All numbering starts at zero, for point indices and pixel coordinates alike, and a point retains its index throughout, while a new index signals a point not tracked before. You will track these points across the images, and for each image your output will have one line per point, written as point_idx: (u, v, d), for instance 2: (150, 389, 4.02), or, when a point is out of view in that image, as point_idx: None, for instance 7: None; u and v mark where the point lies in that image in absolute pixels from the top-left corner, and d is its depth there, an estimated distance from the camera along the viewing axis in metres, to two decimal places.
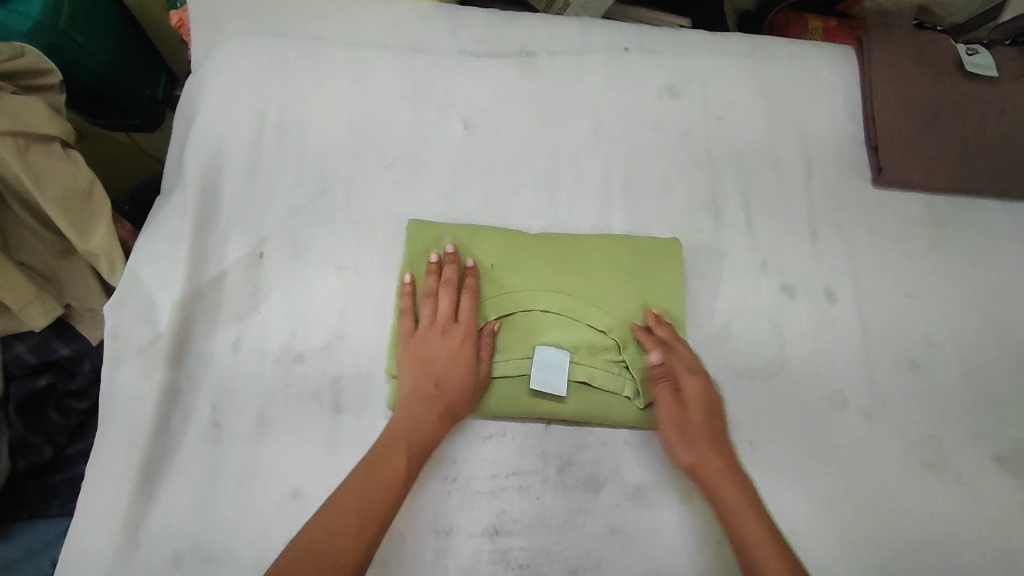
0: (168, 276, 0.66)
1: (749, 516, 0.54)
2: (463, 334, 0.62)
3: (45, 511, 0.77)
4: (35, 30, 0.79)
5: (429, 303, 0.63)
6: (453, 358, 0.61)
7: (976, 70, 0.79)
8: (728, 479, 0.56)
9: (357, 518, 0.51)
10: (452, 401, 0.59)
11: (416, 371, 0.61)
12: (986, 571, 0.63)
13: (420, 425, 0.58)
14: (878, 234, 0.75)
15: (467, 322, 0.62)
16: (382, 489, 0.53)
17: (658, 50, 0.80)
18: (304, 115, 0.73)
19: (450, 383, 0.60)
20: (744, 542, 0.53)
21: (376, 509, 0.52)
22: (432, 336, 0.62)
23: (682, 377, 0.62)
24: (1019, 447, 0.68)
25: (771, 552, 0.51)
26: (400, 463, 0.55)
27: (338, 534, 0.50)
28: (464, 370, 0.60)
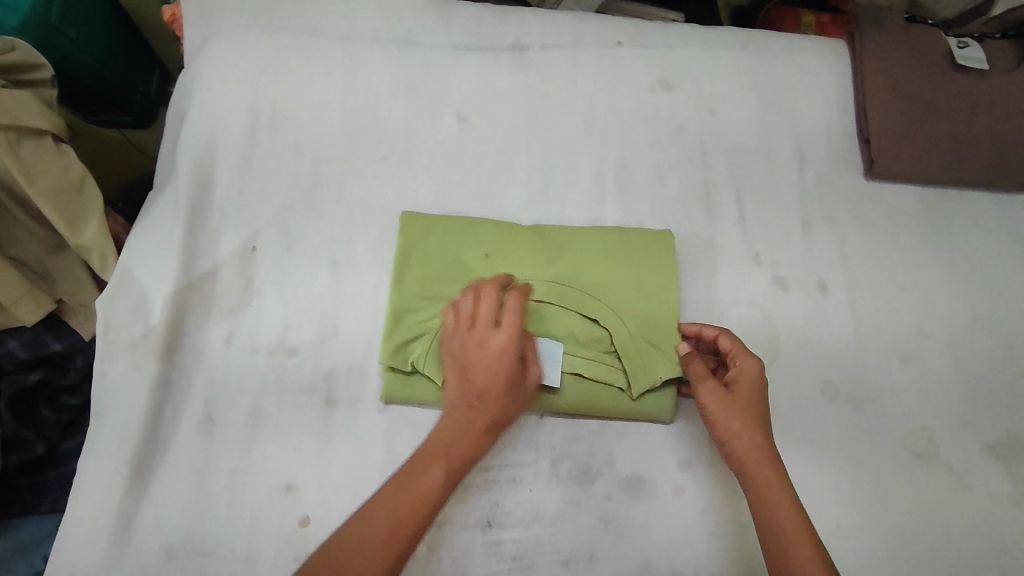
0: (160, 270, 0.66)
1: (784, 499, 0.51)
2: (507, 337, 0.55)
3: (37, 507, 0.76)
4: (26, 24, 0.78)
5: (469, 299, 0.57)
6: (495, 364, 0.54)
7: (967, 63, 0.79)
8: (771, 462, 0.53)
9: (390, 532, 0.47)
10: (495, 410, 0.54)
11: (457, 377, 0.55)
12: (977, 560, 0.63)
13: (461, 436, 0.53)
14: (870, 227, 0.76)
15: (512, 324, 0.55)
16: (416, 504, 0.49)
17: (650, 44, 0.80)
18: (297, 109, 0.73)
19: (493, 392, 0.54)
20: (777, 527, 0.50)
21: (409, 523, 0.48)
22: (472, 338, 0.55)
23: (739, 360, 0.59)
24: (1009, 437, 0.68)
25: (801, 536, 0.49)
26: (436, 475, 0.51)
27: (367, 546, 0.46)
28: (508, 377, 0.55)
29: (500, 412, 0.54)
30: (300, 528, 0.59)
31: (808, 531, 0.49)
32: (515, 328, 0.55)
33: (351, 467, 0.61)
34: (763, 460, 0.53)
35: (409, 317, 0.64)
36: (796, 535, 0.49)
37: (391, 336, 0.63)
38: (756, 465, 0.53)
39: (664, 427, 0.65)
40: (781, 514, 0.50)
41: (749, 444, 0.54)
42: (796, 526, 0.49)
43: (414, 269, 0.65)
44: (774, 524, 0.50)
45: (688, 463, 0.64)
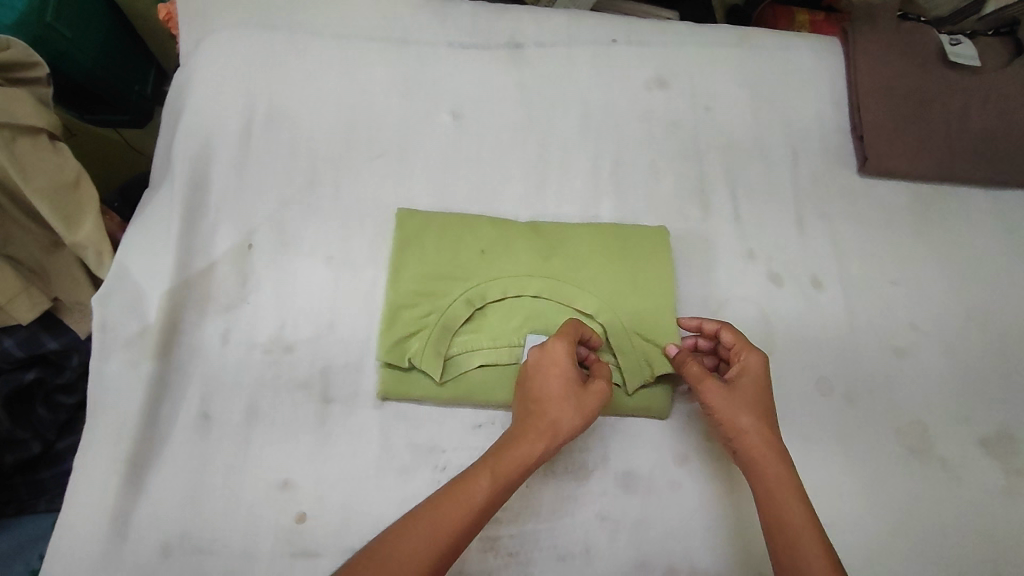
0: (156, 268, 0.66)
1: (790, 492, 0.52)
2: (558, 344, 0.57)
3: (34, 507, 0.77)
4: (21, 23, 0.78)
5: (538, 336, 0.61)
6: (548, 368, 0.56)
7: (960, 60, 0.80)
8: (779, 459, 0.54)
9: (432, 528, 0.46)
10: (550, 412, 0.53)
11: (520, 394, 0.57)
12: (971, 553, 0.64)
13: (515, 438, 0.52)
14: (863, 223, 0.76)
15: (566, 335, 0.58)
16: (462, 501, 0.48)
17: (645, 42, 0.81)
18: (293, 107, 0.73)
19: (548, 395, 0.54)
20: (786, 523, 0.50)
21: (453, 518, 0.47)
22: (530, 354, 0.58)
23: (744, 354, 0.59)
24: (1002, 431, 0.69)
25: (809, 529, 0.50)
26: (486, 474, 0.50)
27: (406, 541, 0.46)
28: (562, 380, 0.55)
29: (555, 414, 0.53)
30: (297, 525, 0.59)
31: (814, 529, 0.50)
32: (568, 338, 0.58)
33: (347, 464, 0.61)
34: (770, 457, 0.54)
35: (405, 313, 0.63)
36: (803, 533, 0.50)
37: (387, 332, 0.63)
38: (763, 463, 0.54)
39: (660, 422, 0.65)
40: (788, 512, 0.51)
41: (756, 440, 0.55)
42: (802, 524, 0.50)
43: (410, 265, 0.65)
44: (780, 522, 0.51)
45: (684, 459, 0.64)
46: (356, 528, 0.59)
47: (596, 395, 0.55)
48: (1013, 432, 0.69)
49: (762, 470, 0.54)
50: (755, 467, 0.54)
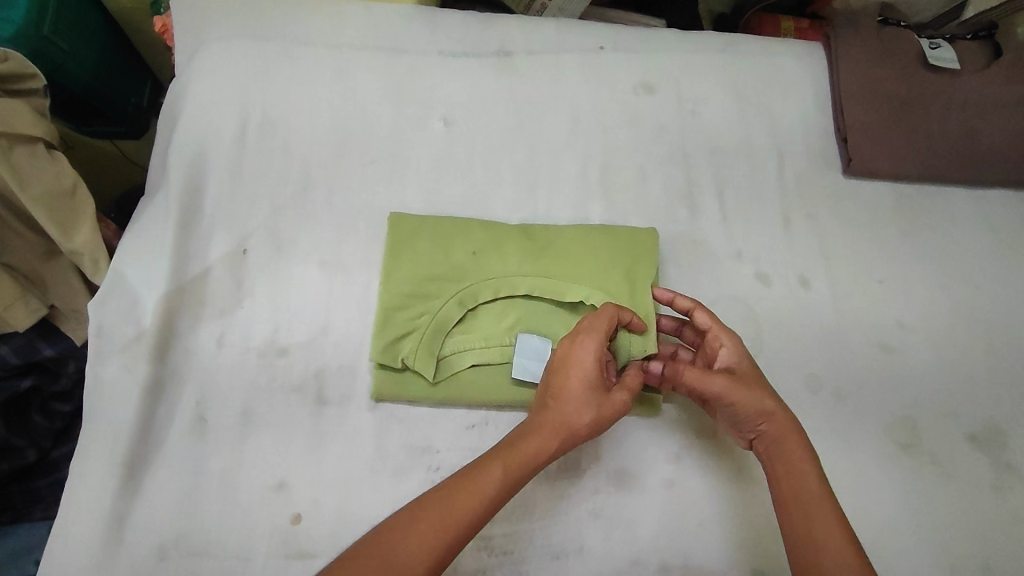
0: (150, 273, 0.67)
1: (810, 469, 0.54)
2: (589, 342, 0.55)
3: (30, 515, 0.78)
4: (19, 35, 0.80)
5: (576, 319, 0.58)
6: (575, 368, 0.54)
7: (940, 63, 0.82)
8: (795, 434, 0.55)
9: (437, 515, 0.48)
10: (566, 413, 0.53)
11: (543, 385, 0.56)
12: (957, 547, 0.64)
13: (529, 433, 0.53)
14: (849, 223, 0.78)
15: (602, 329, 0.56)
16: (470, 494, 0.49)
17: (633, 49, 0.82)
18: (287, 115, 0.74)
19: (570, 394, 0.53)
20: (806, 495, 0.52)
21: (456, 511, 0.48)
22: (560, 345, 0.57)
23: (727, 334, 0.60)
24: (989, 425, 0.70)
25: (829, 503, 0.52)
26: (496, 469, 0.50)
27: (415, 528, 0.47)
28: (584, 384, 0.53)
29: (570, 415, 0.53)
30: (292, 526, 0.60)
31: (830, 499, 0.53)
32: (600, 335, 0.55)
33: (342, 465, 0.62)
34: (788, 436, 0.55)
35: (400, 314, 0.64)
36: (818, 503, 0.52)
37: (381, 333, 0.63)
38: (784, 436, 0.56)
39: (651, 421, 0.66)
40: (806, 486, 0.53)
41: (776, 414, 0.56)
42: (822, 497, 0.52)
43: (403, 267, 0.66)
44: (800, 496, 0.52)
45: (676, 457, 0.65)
46: (352, 529, 0.60)
47: (616, 402, 0.54)
48: (1000, 427, 0.70)
49: (785, 451, 0.55)
50: (779, 449, 0.55)
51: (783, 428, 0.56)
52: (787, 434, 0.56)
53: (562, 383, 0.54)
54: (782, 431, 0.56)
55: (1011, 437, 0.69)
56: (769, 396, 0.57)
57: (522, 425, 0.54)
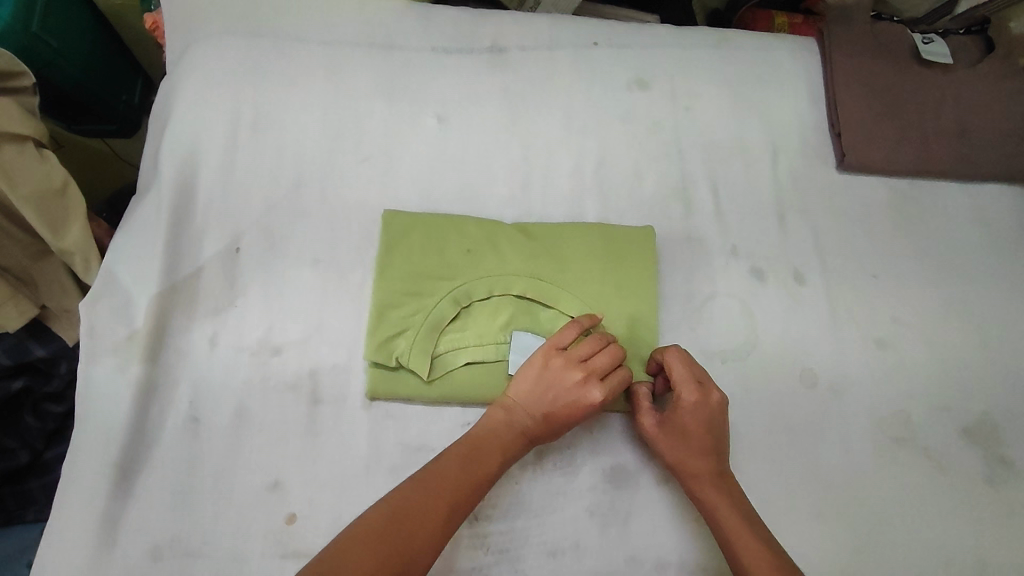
0: (142, 273, 0.66)
1: (729, 506, 0.56)
2: (599, 396, 0.59)
3: (22, 517, 0.77)
4: (7, 32, 0.79)
5: (601, 359, 0.60)
6: (574, 407, 0.59)
7: (931, 58, 0.82)
8: (708, 479, 0.58)
9: (446, 508, 0.52)
10: (542, 438, 0.59)
11: (537, 391, 0.59)
12: (951, 542, 0.65)
13: (509, 441, 0.58)
14: (844, 218, 0.78)
15: (612, 389, 0.60)
16: (468, 489, 0.54)
17: (626, 45, 0.82)
18: (279, 114, 0.74)
19: (555, 426, 0.59)
20: (724, 530, 0.55)
21: (459, 505, 0.53)
22: (573, 374, 0.59)
23: (684, 388, 0.60)
24: (982, 419, 0.70)
25: (746, 539, 0.54)
26: (490, 468, 0.56)
27: (427, 521, 0.51)
28: (570, 423, 0.60)
29: (547, 435, 0.60)
30: (287, 526, 0.59)
31: (760, 539, 0.54)
32: (610, 394, 0.60)
33: (337, 464, 0.61)
34: (705, 479, 0.58)
35: (394, 313, 0.64)
36: (745, 542, 0.54)
37: (376, 331, 0.63)
38: (695, 480, 0.59)
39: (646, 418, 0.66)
40: (723, 521, 0.56)
41: (688, 464, 0.59)
42: (740, 531, 0.55)
43: (396, 266, 0.66)
44: (719, 531, 0.56)
45: None
46: None
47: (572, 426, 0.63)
48: (994, 421, 0.70)
49: (704, 492, 0.58)
50: (698, 488, 0.58)
51: (691, 480, 0.59)
52: (708, 483, 0.58)
53: (558, 414, 0.59)
54: (697, 475, 0.59)
55: (1004, 431, 0.70)
56: (684, 453, 0.59)
57: (506, 426, 0.58)
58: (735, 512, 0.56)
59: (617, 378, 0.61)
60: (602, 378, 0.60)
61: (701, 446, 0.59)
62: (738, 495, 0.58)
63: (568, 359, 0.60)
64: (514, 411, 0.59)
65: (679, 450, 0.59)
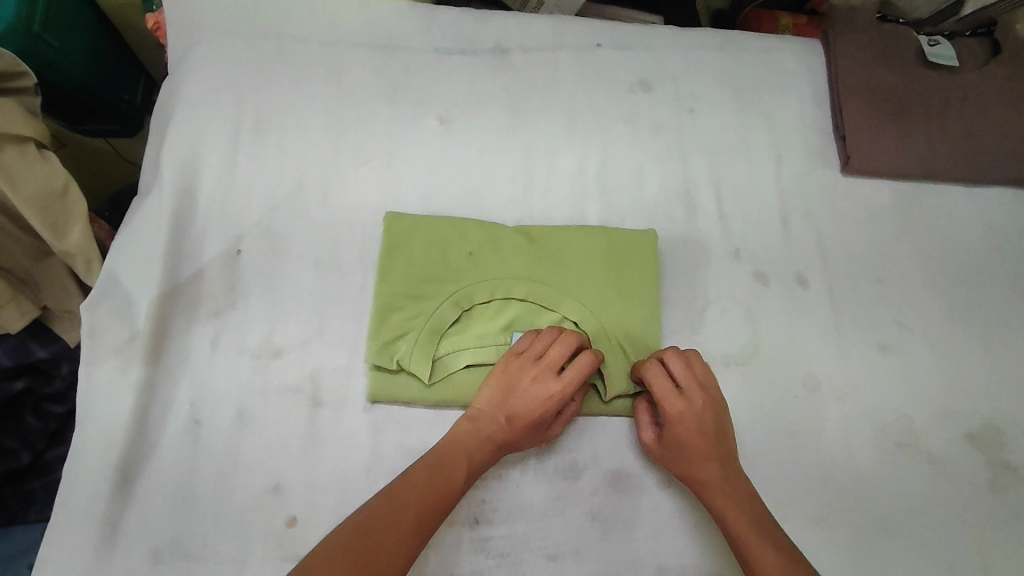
0: (144, 275, 0.66)
1: (741, 511, 0.56)
2: (558, 388, 0.59)
3: (24, 516, 0.77)
4: (10, 33, 0.79)
5: (556, 351, 0.60)
6: (536, 404, 0.58)
7: (938, 60, 0.81)
8: (718, 486, 0.57)
9: (415, 519, 0.52)
10: (512, 441, 0.59)
11: (498, 395, 0.60)
12: (955, 548, 0.64)
13: (476, 447, 0.57)
14: (848, 221, 0.77)
15: (571, 379, 0.59)
16: (435, 495, 0.53)
17: (630, 46, 0.82)
18: (281, 115, 0.73)
19: (521, 426, 0.59)
20: (738, 537, 0.55)
21: (428, 516, 0.52)
22: (530, 371, 0.60)
23: (668, 400, 0.59)
24: (987, 424, 0.70)
25: (760, 544, 0.53)
26: (458, 476, 0.56)
27: (394, 534, 0.50)
28: (537, 421, 0.59)
29: (515, 438, 0.59)
30: (288, 529, 0.59)
31: (772, 544, 0.53)
32: (570, 386, 0.59)
33: (337, 468, 0.61)
34: (713, 485, 0.58)
35: (395, 316, 0.64)
36: (758, 549, 0.53)
37: (377, 334, 0.63)
38: (705, 489, 0.58)
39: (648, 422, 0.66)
40: (736, 528, 0.55)
41: (695, 472, 0.58)
42: (753, 536, 0.54)
43: (397, 267, 0.66)
44: (733, 538, 0.55)
45: None
46: None
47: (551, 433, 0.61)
48: (998, 426, 0.70)
49: (714, 500, 0.57)
50: (708, 496, 0.58)
51: (700, 488, 0.58)
52: (715, 488, 0.58)
53: (521, 413, 0.58)
54: (706, 482, 0.58)
55: (1009, 437, 0.69)
56: (688, 463, 0.59)
57: (473, 432, 0.58)
58: (743, 516, 0.56)
59: (576, 368, 0.60)
60: (561, 372, 0.60)
61: (703, 451, 0.58)
62: (749, 497, 0.57)
63: (524, 357, 0.61)
64: (480, 417, 0.59)
65: (682, 462, 0.59)
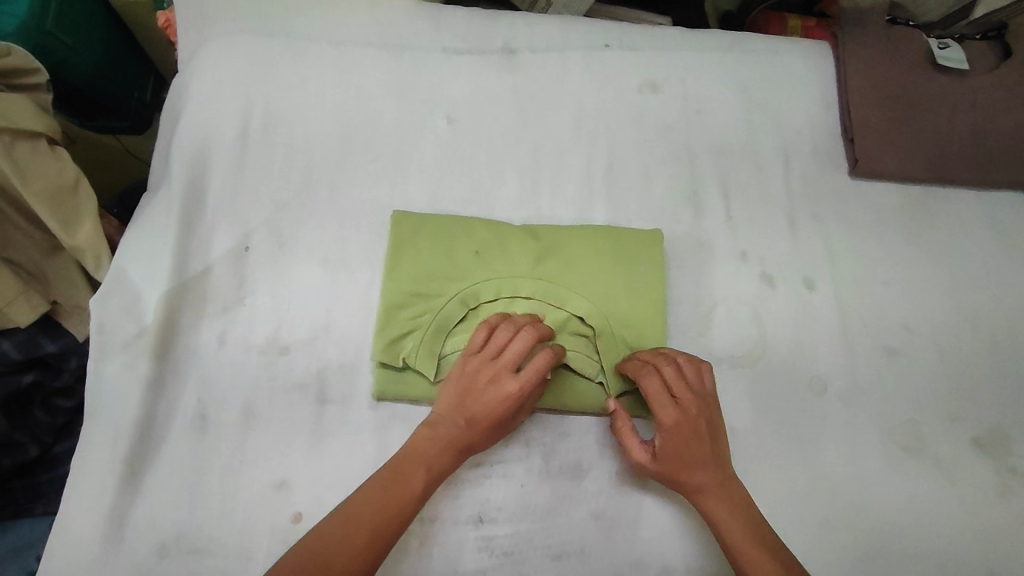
0: (153, 271, 0.66)
1: (735, 516, 0.56)
2: (515, 386, 0.58)
3: (31, 510, 0.77)
4: (22, 29, 0.79)
5: (512, 348, 0.59)
6: (493, 403, 0.58)
7: (947, 63, 0.81)
8: (713, 492, 0.57)
9: (369, 532, 0.51)
10: (472, 443, 0.58)
11: (456, 397, 0.59)
12: (961, 553, 0.64)
13: (434, 452, 0.57)
14: (856, 224, 0.77)
15: (528, 376, 0.58)
16: (391, 506, 0.53)
17: (638, 47, 0.82)
18: (290, 113, 0.74)
19: (480, 427, 0.58)
20: (732, 542, 0.55)
21: (385, 526, 0.52)
22: (486, 371, 0.59)
23: (663, 406, 0.58)
24: (994, 429, 0.69)
25: (754, 550, 0.54)
26: (415, 483, 0.55)
27: (350, 547, 0.50)
28: (496, 421, 0.58)
29: (476, 440, 0.58)
30: (293, 525, 0.59)
31: (767, 550, 0.54)
32: (526, 383, 0.58)
33: (343, 465, 0.62)
34: (708, 491, 0.57)
35: (402, 313, 0.64)
36: (752, 555, 0.53)
37: (383, 332, 0.63)
38: (700, 494, 0.58)
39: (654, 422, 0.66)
40: (731, 533, 0.55)
41: (689, 479, 0.58)
42: (748, 542, 0.54)
43: (404, 267, 0.66)
44: (727, 544, 0.55)
45: None
46: None
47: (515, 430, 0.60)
48: (1006, 431, 0.69)
49: (709, 505, 0.57)
50: (702, 502, 0.57)
51: (694, 493, 0.58)
52: (710, 495, 0.57)
53: (478, 414, 0.58)
54: (701, 487, 0.58)
55: (1016, 442, 0.69)
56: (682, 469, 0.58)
57: (430, 437, 0.58)
58: (738, 521, 0.56)
59: (534, 364, 0.59)
60: (518, 369, 0.59)
61: (699, 457, 0.58)
62: (743, 503, 0.57)
63: (480, 357, 0.60)
64: (438, 420, 0.58)
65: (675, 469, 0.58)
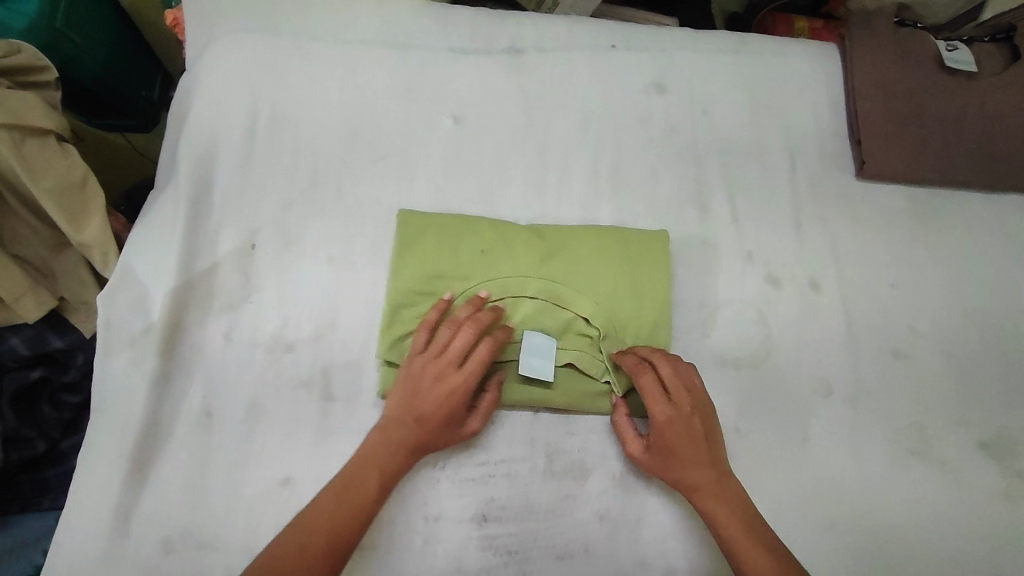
0: (160, 268, 0.67)
1: (730, 513, 0.56)
2: (459, 380, 0.59)
3: (38, 504, 0.77)
4: (33, 27, 0.79)
5: (454, 343, 0.60)
6: (439, 400, 0.59)
7: (955, 65, 0.80)
8: (709, 488, 0.58)
9: (324, 537, 0.52)
10: (425, 441, 0.59)
11: (403, 398, 0.60)
12: (966, 556, 0.64)
13: (386, 453, 0.58)
14: (862, 226, 0.77)
15: (473, 369, 0.59)
16: (347, 511, 0.54)
17: (644, 48, 0.82)
18: (296, 112, 0.74)
19: (430, 425, 0.59)
20: (727, 539, 0.55)
21: (343, 531, 0.53)
22: (429, 369, 0.59)
23: (656, 405, 0.58)
24: (1001, 432, 0.69)
25: (750, 547, 0.54)
26: (370, 486, 0.56)
27: (307, 553, 0.51)
28: (445, 417, 0.59)
29: (428, 438, 0.59)
30: None
31: (763, 546, 0.54)
32: (469, 376, 0.59)
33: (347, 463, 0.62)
34: (704, 488, 0.58)
35: (407, 312, 0.64)
36: (747, 551, 0.54)
37: (389, 330, 0.63)
38: (695, 491, 0.58)
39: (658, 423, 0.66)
40: (726, 530, 0.56)
41: (685, 476, 0.58)
42: (743, 538, 0.55)
43: (410, 264, 0.66)
44: (723, 540, 0.56)
45: None
46: None
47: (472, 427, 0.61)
48: (1012, 435, 0.69)
49: (704, 502, 0.58)
50: (698, 499, 0.58)
51: (690, 490, 0.58)
52: (706, 492, 0.58)
53: (425, 412, 0.58)
54: (696, 484, 0.58)
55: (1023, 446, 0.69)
56: (677, 467, 0.59)
57: (381, 439, 0.58)
58: (734, 517, 0.56)
59: (476, 357, 0.59)
60: (462, 363, 0.60)
61: (694, 455, 0.58)
62: (739, 498, 0.58)
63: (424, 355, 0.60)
64: (388, 422, 0.59)
65: (670, 465, 0.59)
